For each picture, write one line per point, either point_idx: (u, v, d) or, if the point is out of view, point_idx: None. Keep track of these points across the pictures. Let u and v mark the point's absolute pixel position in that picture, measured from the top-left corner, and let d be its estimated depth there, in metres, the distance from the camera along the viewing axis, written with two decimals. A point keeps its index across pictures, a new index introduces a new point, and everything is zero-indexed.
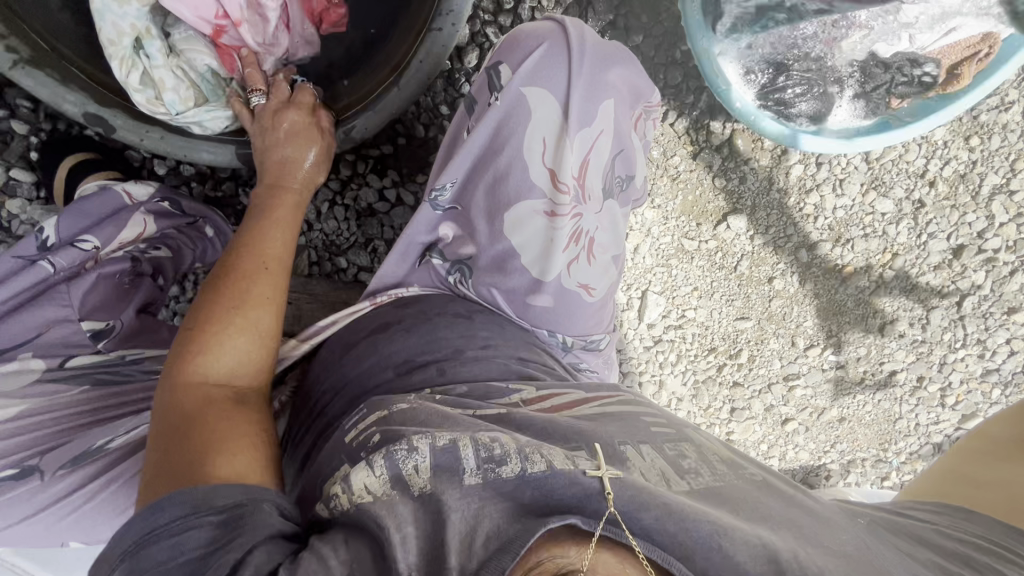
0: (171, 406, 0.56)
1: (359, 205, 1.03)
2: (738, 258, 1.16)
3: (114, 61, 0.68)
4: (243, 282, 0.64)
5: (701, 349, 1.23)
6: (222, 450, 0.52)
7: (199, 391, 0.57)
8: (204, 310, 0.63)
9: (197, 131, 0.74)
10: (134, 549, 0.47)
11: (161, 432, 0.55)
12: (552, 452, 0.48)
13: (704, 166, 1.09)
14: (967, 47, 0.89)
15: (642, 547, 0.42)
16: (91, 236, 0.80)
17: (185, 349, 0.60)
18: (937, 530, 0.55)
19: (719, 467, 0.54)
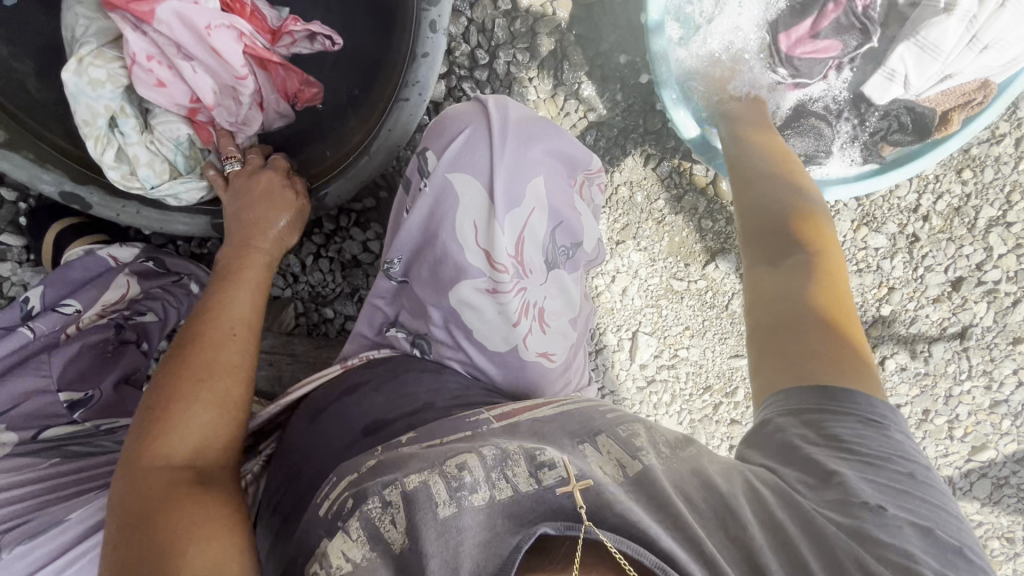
0: (132, 500, 0.51)
1: (344, 258, 1.04)
2: (729, 296, 1.15)
3: (89, 140, 0.68)
4: (201, 351, 0.60)
5: (696, 388, 1.21)
6: (193, 531, 0.48)
7: (163, 472, 0.53)
8: (158, 390, 0.58)
9: (172, 203, 0.75)
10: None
11: (129, 519, 0.50)
12: (517, 465, 0.47)
13: (689, 208, 1.08)
14: (961, 94, 0.91)
15: (610, 540, 0.41)
16: (74, 300, 0.80)
17: (149, 426, 0.55)
18: (778, 425, 0.53)
19: (665, 450, 0.52)
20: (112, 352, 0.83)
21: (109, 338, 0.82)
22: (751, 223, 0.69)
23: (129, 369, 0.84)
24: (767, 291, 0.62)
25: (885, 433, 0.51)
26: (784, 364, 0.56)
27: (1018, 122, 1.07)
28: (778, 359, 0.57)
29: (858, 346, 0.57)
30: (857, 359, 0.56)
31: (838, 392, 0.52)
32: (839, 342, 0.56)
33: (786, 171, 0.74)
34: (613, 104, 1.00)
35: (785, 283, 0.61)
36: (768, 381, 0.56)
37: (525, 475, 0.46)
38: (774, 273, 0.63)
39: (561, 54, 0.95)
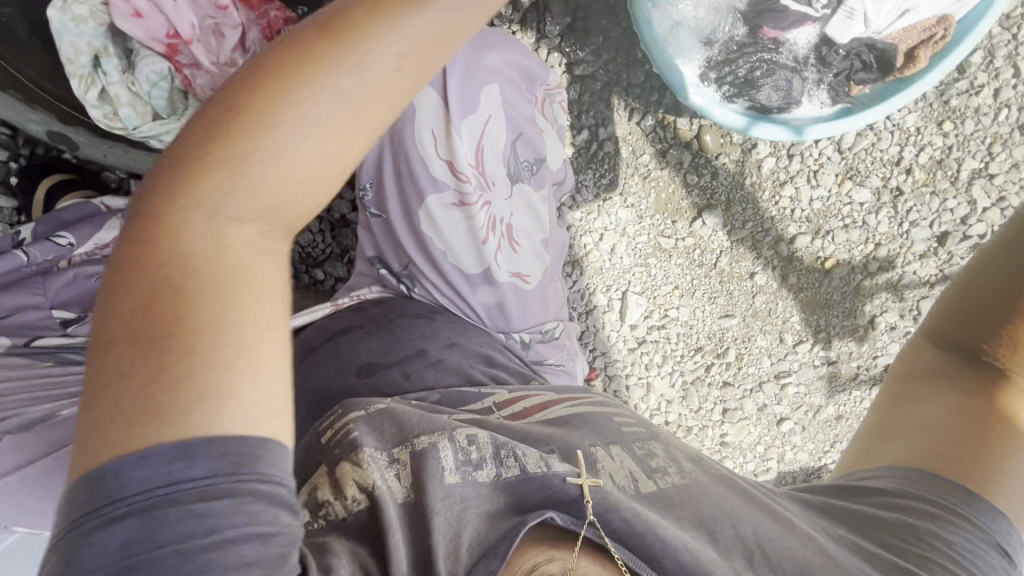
0: (123, 287, 0.33)
1: (333, 217, 1.04)
2: (717, 254, 1.15)
3: (72, 79, 0.70)
4: (285, 95, 0.34)
5: (687, 349, 1.21)
6: (178, 403, 0.31)
7: (171, 272, 0.33)
8: (217, 112, 0.35)
9: (155, 144, 0.76)
10: (131, 566, 0.29)
11: (139, 302, 0.33)
12: (527, 452, 0.51)
13: (674, 162, 1.10)
14: (923, 30, 0.89)
15: (618, 552, 0.45)
16: (69, 234, 0.77)
17: (191, 171, 0.34)
18: (885, 502, 0.58)
19: (687, 467, 0.59)
20: None
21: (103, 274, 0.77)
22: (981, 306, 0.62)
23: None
24: (931, 384, 0.64)
25: (999, 559, 0.56)
26: (920, 449, 0.61)
27: (995, 73, 1.09)
28: (913, 448, 0.61)
29: (1013, 472, 0.58)
30: (1000, 482, 0.58)
31: (973, 501, 0.57)
32: (993, 479, 0.58)
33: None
34: (594, 56, 1.04)
35: (955, 387, 0.62)
36: (894, 451, 0.63)
37: (534, 461, 0.50)
38: (949, 368, 0.63)
39: (543, 8, 1.00)
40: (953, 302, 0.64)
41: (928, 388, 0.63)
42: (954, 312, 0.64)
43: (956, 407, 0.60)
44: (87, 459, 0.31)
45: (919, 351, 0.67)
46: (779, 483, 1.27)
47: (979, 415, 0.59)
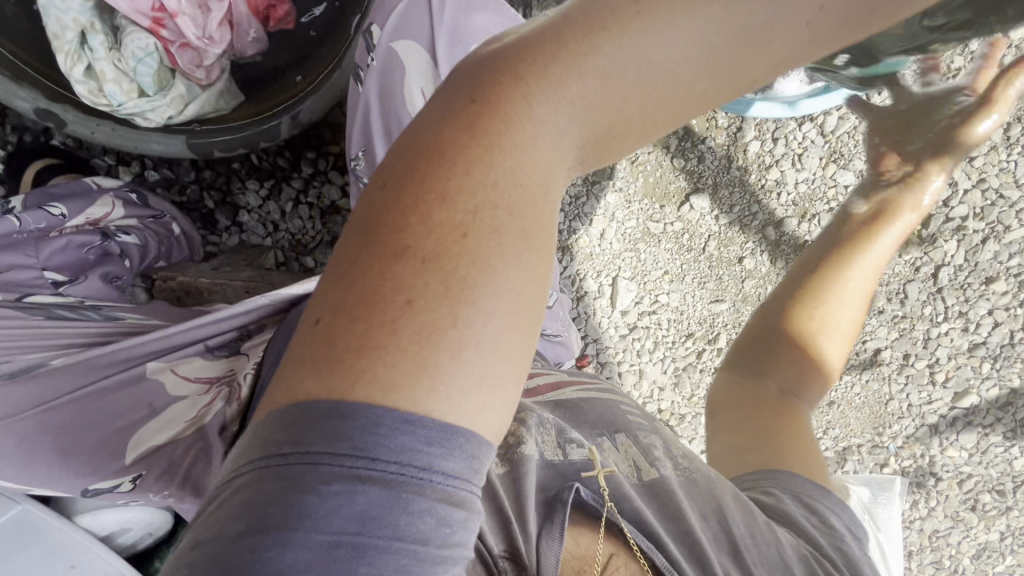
0: (409, 209, 0.33)
1: (323, 203, 1.04)
2: (705, 239, 1.16)
3: (59, 54, 0.71)
4: (602, 53, 0.34)
5: (679, 335, 1.21)
6: (461, 361, 0.31)
7: (463, 207, 0.33)
8: (528, 51, 0.35)
9: (141, 122, 0.77)
10: (357, 547, 0.29)
11: (413, 237, 0.32)
12: (545, 438, 0.53)
13: (660, 147, 1.13)
14: None
15: (629, 531, 0.47)
16: (60, 205, 0.78)
17: (486, 116, 0.34)
18: (784, 501, 0.65)
19: (679, 459, 0.59)
20: (97, 260, 0.79)
21: (95, 244, 0.79)
22: (760, 338, 0.81)
23: (109, 274, 0.80)
24: (752, 402, 0.78)
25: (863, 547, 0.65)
26: (772, 454, 0.72)
27: None
28: (762, 454, 0.73)
29: (815, 459, 0.74)
30: (818, 468, 0.72)
31: (826, 494, 0.67)
32: (815, 468, 0.72)
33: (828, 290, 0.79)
34: None
35: (765, 402, 0.77)
36: (749, 462, 0.73)
37: (552, 444, 0.52)
38: (757, 384, 0.79)
39: None
40: (744, 339, 0.83)
41: (748, 405, 0.77)
42: (747, 342, 0.83)
43: (769, 416, 0.76)
44: (345, 380, 0.30)
45: (726, 375, 0.82)
46: None
47: (783, 420, 0.76)
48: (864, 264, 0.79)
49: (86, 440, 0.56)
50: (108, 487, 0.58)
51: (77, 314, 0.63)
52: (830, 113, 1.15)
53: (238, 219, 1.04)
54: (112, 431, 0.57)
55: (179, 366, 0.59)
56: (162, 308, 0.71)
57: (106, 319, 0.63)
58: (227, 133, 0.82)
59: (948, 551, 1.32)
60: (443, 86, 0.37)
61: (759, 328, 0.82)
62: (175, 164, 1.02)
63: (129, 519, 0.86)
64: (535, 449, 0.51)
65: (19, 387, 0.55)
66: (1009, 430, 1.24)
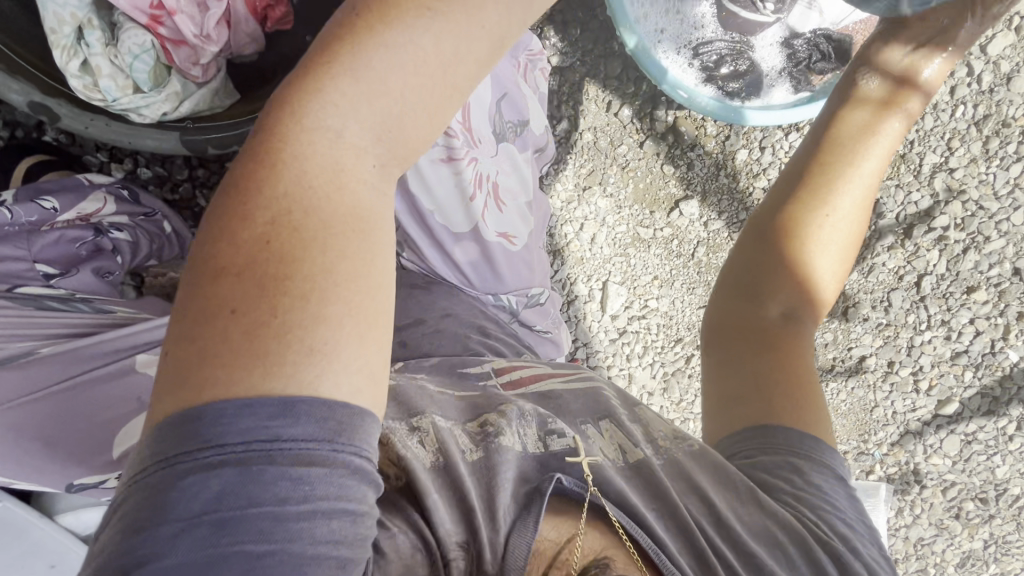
0: (218, 237, 0.34)
1: None
2: (694, 245, 1.18)
3: (55, 48, 0.72)
4: (360, 60, 0.36)
5: (668, 340, 1.22)
6: (289, 340, 0.32)
7: (263, 220, 0.34)
8: (296, 79, 0.37)
9: (135, 118, 0.77)
10: (219, 522, 0.31)
11: (222, 259, 0.34)
12: (527, 432, 0.52)
13: (652, 153, 1.15)
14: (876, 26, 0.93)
15: (613, 512, 0.48)
16: (53, 199, 0.80)
17: (266, 144, 0.36)
18: (766, 469, 0.62)
19: (660, 441, 0.59)
20: (88, 255, 0.80)
21: (86, 239, 0.80)
22: (749, 266, 0.71)
23: (102, 268, 0.80)
24: (745, 336, 0.69)
25: (859, 513, 0.61)
26: (772, 403, 0.65)
27: (951, 72, 1.15)
28: (761, 401, 0.65)
29: (820, 405, 0.66)
30: (821, 421, 0.65)
31: (819, 453, 0.63)
32: (818, 419, 0.65)
33: (823, 205, 0.69)
34: (573, 47, 1.11)
35: (761, 334, 0.68)
36: (750, 412, 0.65)
37: (534, 440, 0.51)
38: (755, 310, 0.69)
39: None
40: (740, 255, 0.72)
41: (745, 339, 0.68)
42: (744, 256, 0.72)
43: (768, 352, 0.67)
44: (190, 393, 0.32)
45: (722, 302, 0.72)
46: None
47: (786, 356, 0.67)
48: (869, 156, 0.70)
49: (81, 430, 0.55)
50: (94, 481, 0.57)
51: (67, 306, 0.63)
52: None
53: None
54: (100, 421, 0.56)
55: None
56: (152, 302, 0.71)
57: (97, 310, 0.63)
58: (222, 130, 0.81)
59: (933, 558, 1.33)
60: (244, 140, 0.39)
61: (759, 239, 0.71)
62: (168, 162, 1.02)
63: None
64: (515, 441, 0.51)
65: (10, 372, 0.56)
66: (991, 438, 1.26)
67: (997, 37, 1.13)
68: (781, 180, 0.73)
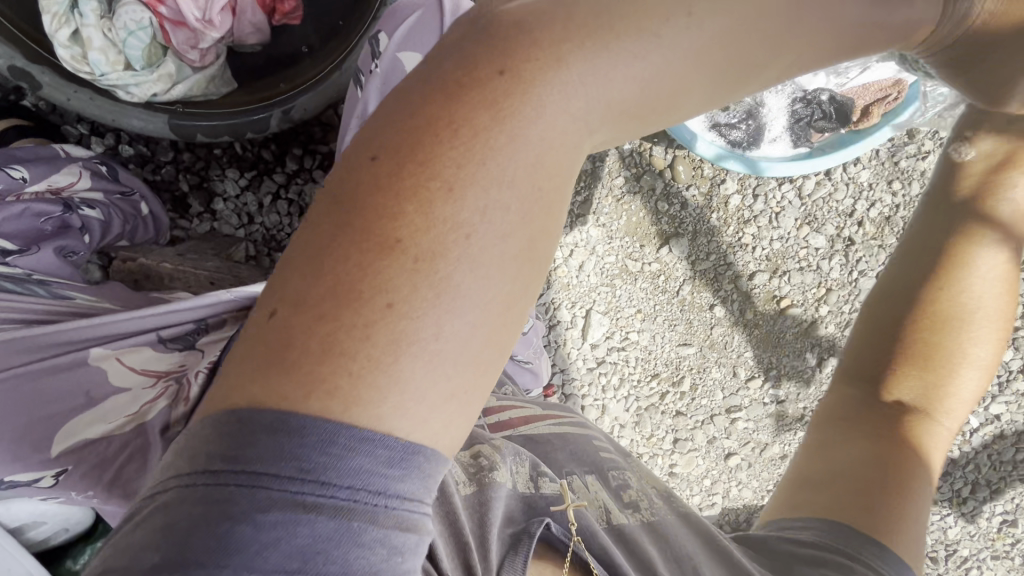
0: (405, 198, 0.31)
1: (303, 201, 1.01)
2: (680, 283, 1.19)
3: (46, 15, 0.69)
4: (642, 50, 0.34)
5: (644, 374, 1.22)
6: (436, 367, 0.31)
7: (466, 205, 0.32)
8: (565, 27, 0.33)
9: (122, 95, 0.74)
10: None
11: (403, 228, 0.31)
12: (519, 470, 0.54)
13: (647, 189, 1.15)
14: (879, 89, 0.93)
15: (593, 563, 0.46)
16: (22, 168, 0.76)
17: (496, 101, 0.33)
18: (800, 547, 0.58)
19: (656, 503, 0.58)
20: (53, 232, 0.74)
21: (55, 213, 0.74)
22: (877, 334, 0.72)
23: (65, 248, 0.74)
24: (841, 416, 0.69)
25: None
26: (833, 487, 0.62)
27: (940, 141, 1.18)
28: (829, 489, 0.62)
29: (908, 514, 0.59)
30: (899, 528, 0.58)
31: (875, 553, 0.56)
32: (894, 525, 0.58)
33: (959, 293, 0.70)
34: None
35: (862, 421, 0.67)
36: (816, 502, 0.62)
37: (524, 478, 0.53)
38: (862, 394, 0.70)
39: None
40: (857, 341, 0.74)
41: (839, 427, 0.68)
42: (866, 340, 0.73)
43: (866, 441, 0.65)
44: (303, 390, 0.29)
45: (839, 388, 0.73)
46: (721, 519, 1.28)
47: (885, 450, 0.64)
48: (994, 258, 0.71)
49: (15, 425, 0.52)
50: (27, 481, 0.53)
51: (23, 289, 0.59)
52: (809, 177, 1.19)
53: (212, 206, 1.00)
54: (44, 415, 0.53)
55: (127, 355, 0.56)
56: (118, 289, 0.67)
57: (55, 297, 0.60)
58: (215, 118, 0.79)
59: None
60: (448, 55, 0.35)
61: (886, 329, 0.72)
62: (153, 142, 0.98)
63: (44, 513, 0.80)
64: (507, 478, 0.52)
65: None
66: (946, 500, 1.29)
67: None
68: (924, 246, 0.75)
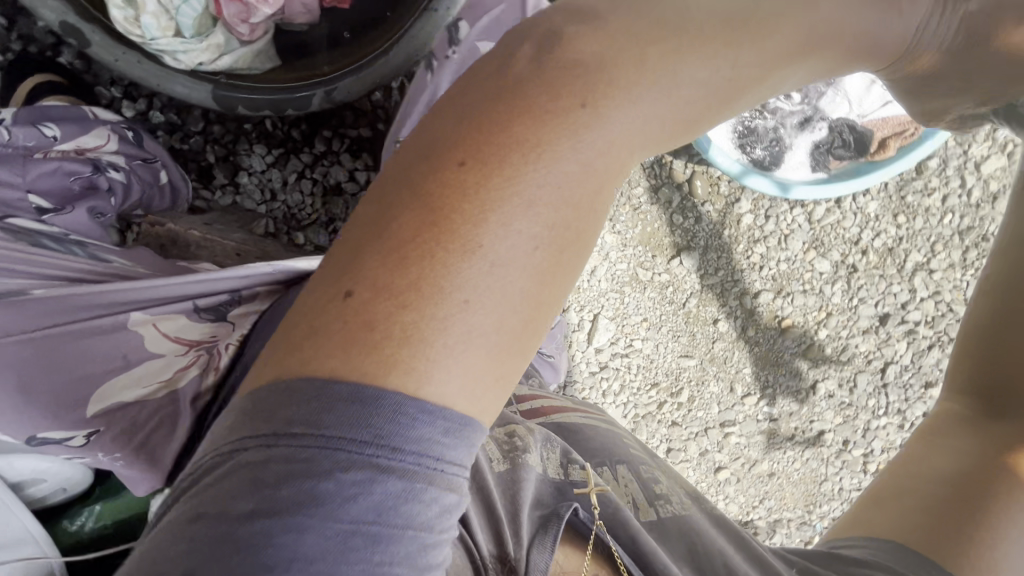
0: (485, 202, 0.34)
1: (327, 182, 1.03)
2: (687, 295, 1.21)
3: None
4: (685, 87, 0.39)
5: (645, 382, 1.24)
6: (500, 354, 0.34)
7: (538, 211, 0.35)
8: (622, 62, 0.38)
9: (170, 61, 0.75)
10: (372, 538, 0.30)
11: (481, 229, 0.34)
12: (550, 456, 0.58)
13: (664, 201, 1.18)
14: (897, 124, 0.99)
15: (616, 547, 0.47)
16: (55, 127, 0.77)
17: (568, 122, 0.36)
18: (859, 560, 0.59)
19: (686, 500, 0.61)
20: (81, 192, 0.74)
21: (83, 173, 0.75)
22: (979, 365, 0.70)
23: (94, 209, 0.75)
24: (940, 433, 0.68)
25: None
26: (905, 506, 0.62)
27: (946, 180, 1.23)
28: (902, 507, 0.63)
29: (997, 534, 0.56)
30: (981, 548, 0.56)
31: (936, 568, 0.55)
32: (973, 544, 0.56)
33: None
34: None
35: (957, 439, 0.66)
36: (883, 521, 0.63)
37: (555, 464, 0.57)
38: (971, 411, 0.68)
39: None
40: (974, 356, 0.72)
41: (937, 444, 0.67)
42: (985, 357, 0.70)
43: (959, 457, 0.64)
44: (380, 370, 0.31)
45: (953, 405, 0.71)
46: None
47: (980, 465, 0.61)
48: None
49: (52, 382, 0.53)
50: (59, 438, 0.54)
51: (62, 249, 0.60)
52: (820, 203, 1.22)
53: (236, 179, 1.01)
54: (81, 376, 0.53)
55: (162, 322, 0.56)
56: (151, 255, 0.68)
57: (93, 258, 0.60)
58: (257, 92, 0.80)
59: None
60: (517, 74, 0.37)
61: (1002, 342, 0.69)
62: (184, 112, 0.99)
63: (46, 470, 0.80)
64: (538, 461, 0.56)
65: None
66: None
67: (991, 157, 1.22)
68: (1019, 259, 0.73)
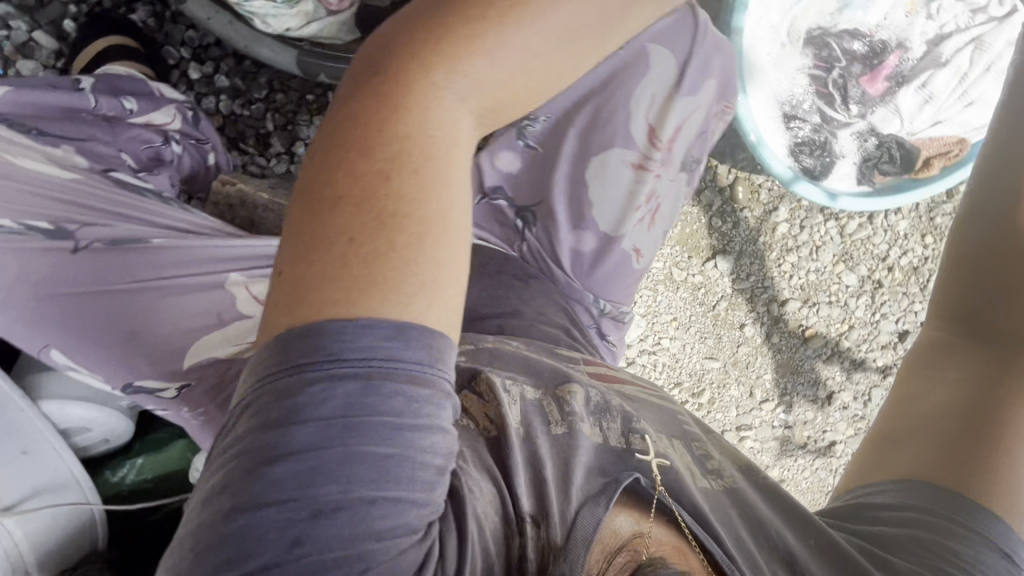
0: (355, 157, 0.37)
1: None
2: (718, 298, 1.24)
3: None
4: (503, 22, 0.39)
5: (669, 381, 1.26)
6: (390, 278, 0.35)
7: (402, 153, 0.37)
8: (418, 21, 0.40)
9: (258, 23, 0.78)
10: (347, 428, 0.33)
11: (352, 180, 0.36)
12: (611, 424, 0.54)
13: (705, 204, 1.21)
14: (943, 145, 1.04)
15: (678, 511, 0.49)
16: (132, 100, 0.76)
17: (400, 73, 0.38)
18: (884, 518, 0.57)
19: (735, 471, 0.60)
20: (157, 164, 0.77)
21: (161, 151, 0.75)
22: (978, 268, 0.61)
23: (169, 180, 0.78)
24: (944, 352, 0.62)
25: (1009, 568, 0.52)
26: (913, 450, 0.59)
27: None
28: (912, 448, 0.59)
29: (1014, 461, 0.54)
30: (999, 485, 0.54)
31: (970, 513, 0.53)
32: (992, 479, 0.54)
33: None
34: None
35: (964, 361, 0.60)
36: (895, 462, 0.60)
37: (616, 433, 0.53)
38: (950, 327, 0.62)
39: None
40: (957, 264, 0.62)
41: (942, 362, 0.61)
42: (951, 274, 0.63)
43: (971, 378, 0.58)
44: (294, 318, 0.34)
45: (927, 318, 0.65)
46: None
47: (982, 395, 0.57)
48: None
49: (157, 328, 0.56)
50: (151, 388, 0.57)
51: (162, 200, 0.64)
52: (853, 217, 1.26)
53: (293, 148, 1.01)
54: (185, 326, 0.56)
55: (254, 285, 0.59)
56: None
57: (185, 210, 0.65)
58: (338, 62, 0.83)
59: None
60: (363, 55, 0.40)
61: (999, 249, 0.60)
62: (249, 78, 1.00)
63: (92, 420, 0.78)
64: (597, 433, 0.52)
65: (109, 257, 0.55)
66: None
67: None
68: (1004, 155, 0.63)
